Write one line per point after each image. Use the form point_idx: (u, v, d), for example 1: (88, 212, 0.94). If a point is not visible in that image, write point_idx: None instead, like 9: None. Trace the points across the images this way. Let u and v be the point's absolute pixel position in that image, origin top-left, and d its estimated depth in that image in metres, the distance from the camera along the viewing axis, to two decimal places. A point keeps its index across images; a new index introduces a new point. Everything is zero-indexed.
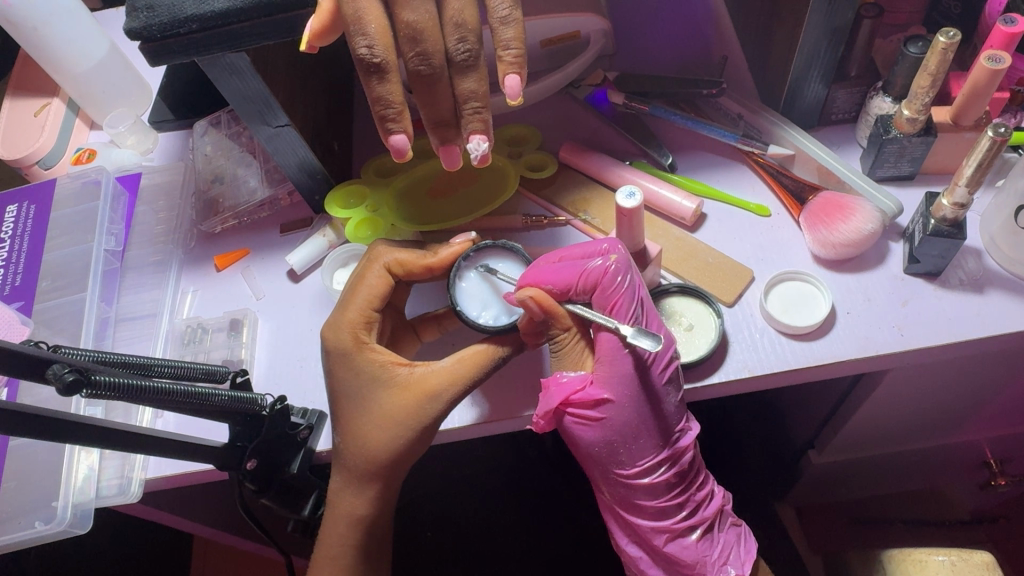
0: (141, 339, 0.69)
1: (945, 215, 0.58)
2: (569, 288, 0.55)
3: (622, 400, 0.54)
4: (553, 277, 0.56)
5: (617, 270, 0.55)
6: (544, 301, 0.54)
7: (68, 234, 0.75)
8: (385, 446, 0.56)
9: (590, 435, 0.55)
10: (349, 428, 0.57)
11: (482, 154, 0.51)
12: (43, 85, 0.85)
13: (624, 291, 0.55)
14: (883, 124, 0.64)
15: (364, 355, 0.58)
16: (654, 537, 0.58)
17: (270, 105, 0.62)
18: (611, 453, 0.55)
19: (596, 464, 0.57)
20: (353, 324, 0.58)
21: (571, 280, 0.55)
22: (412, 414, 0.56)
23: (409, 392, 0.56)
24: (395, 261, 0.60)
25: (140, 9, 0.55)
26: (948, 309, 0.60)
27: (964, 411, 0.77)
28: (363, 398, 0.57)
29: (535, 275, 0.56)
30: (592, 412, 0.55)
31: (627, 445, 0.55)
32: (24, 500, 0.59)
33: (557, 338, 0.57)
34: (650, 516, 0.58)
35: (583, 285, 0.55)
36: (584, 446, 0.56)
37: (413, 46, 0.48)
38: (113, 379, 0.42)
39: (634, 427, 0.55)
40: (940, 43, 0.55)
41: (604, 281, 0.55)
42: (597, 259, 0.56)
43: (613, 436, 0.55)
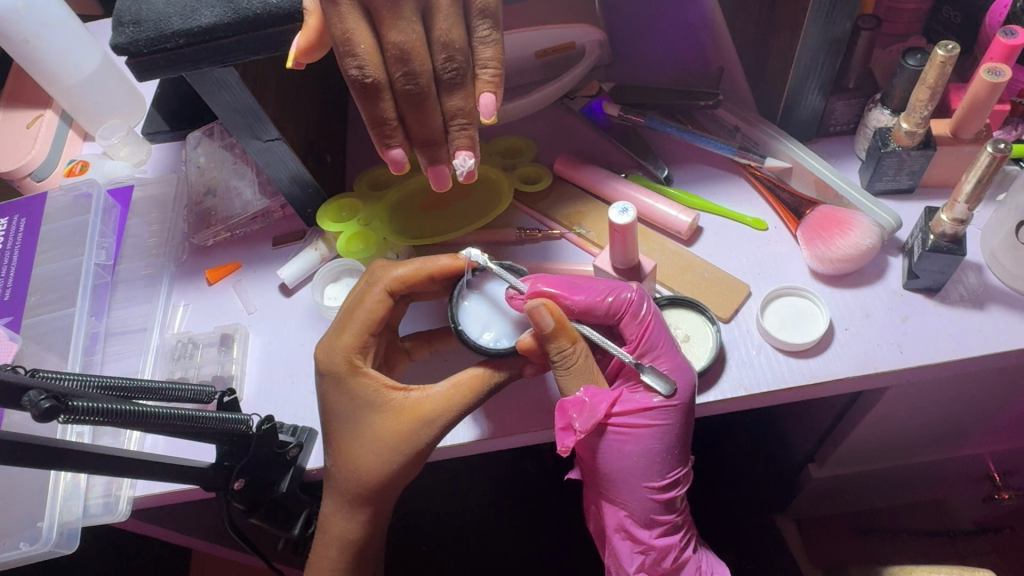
0: (130, 354, 0.69)
1: (945, 230, 0.57)
2: (589, 308, 0.56)
3: (670, 415, 0.54)
4: (574, 295, 0.56)
5: (642, 298, 0.56)
6: (553, 313, 0.52)
7: (58, 248, 0.74)
8: (378, 469, 0.55)
9: (624, 448, 0.55)
10: (342, 449, 0.56)
11: (469, 170, 0.50)
12: (36, 96, 0.85)
13: (652, 316, 0.56)
14: (882, 137, 0.62)
15: (358, 380, 0.56)
16: (661, 556, 0.58)
17: (260, 119, 0.61)
18: (645, 466, 0.55)
19: (622, 477, 0.56)
20: (346, 341, 0.56)
21: (593, 301, 0.56)
22: (406, 436, 0.55)
23: (403, 416, 0.55)
24: (393, 279, 0.58)
25: (127, 24, 0.55)
26: (947, 325, 0.58)
27: (967, 426, 0.75)
28: (354, 420, 0.56)
29: (554, 292, 0.56)
30: (631, 425, 0.54)
31: (667, 456, 0.55)
32: (11, 516, 0.59)
33: (564, 354, 0.53)
34: (660, 534, 0.57)
35: (604, 307, 0.56)
36: (613, 458, 0.55)
37: (401, 65, 0.47)
38: (92, 405, 0.41)
39: (672, 443, 0.55)
40: (938, 56, 0.54)
41: (632, 310, 0.55)
42: (619, 288, 0.56)
43: (657, 448, 0.54)
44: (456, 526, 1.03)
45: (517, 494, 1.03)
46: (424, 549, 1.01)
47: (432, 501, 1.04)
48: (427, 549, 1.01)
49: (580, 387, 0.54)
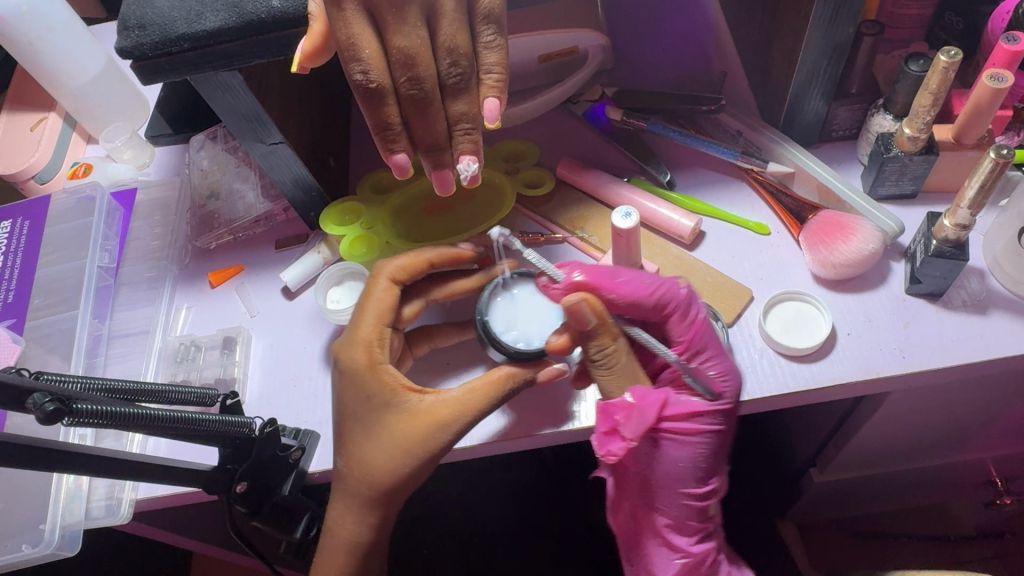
0: (133, 356, 0.69)
1: (947, 235, 0.57)
2: (635, 303, 0.55)
3: (715, 421, 0.55)
4: (620, 289, 0.55)
5: (690, 297, 0.55)
6: (592, 311, 0.52)
7: (61, 250, 0.74)
8: (391, 473, 0.55)
9: (670, 453, 0.55)
10: (354, 450, 0.56)
11: (473, 174, 0.50)
12: (40, 99, 0.86)
13: (700, 316, 0.56)
14: (885, 142, 0.63)
15: (377, 376, 0.56)
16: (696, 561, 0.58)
17: (264, 122, 0.61)
18: (689, 472, 0.55)
19: (664, 484, 0.56)
20: (363, 337, 0.58)
21: (640, 296, 0.55)
22: (420, 436, 0.55)
23: (418, 419, 0.55)
24: (397, 270, 0.61)
25: (132, 28, 0.55)
26: (950, 330, 0.59)
27: (969, 431, 0.75)
28: (368, 422, 0.56)
29: (599, 285, 0.55)
30: (678, 431, 0.54)
31: (709, 462, 0.55)
32: (13, 519, 0.59)
33: (605, 351, 0.54)
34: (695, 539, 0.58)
35: (649, 304, 0.55)
36: (659, 466, 0.55)
37: (406, 71, 0.47)
38: (96, 407, 0.41)
39: (714, 449, 0.56)
40: (941, 62, 0.54)
41: (680, 309, 0.55)
42: (668, 283, 0.56)
43: (702, 455, 0.55)
44: (458, 529, 1.03)
45: (518, 498, 1.03)
46: (425, 553, 1.01)
47: (433, 504, 1.04)
48: (428, 552, 1.01)
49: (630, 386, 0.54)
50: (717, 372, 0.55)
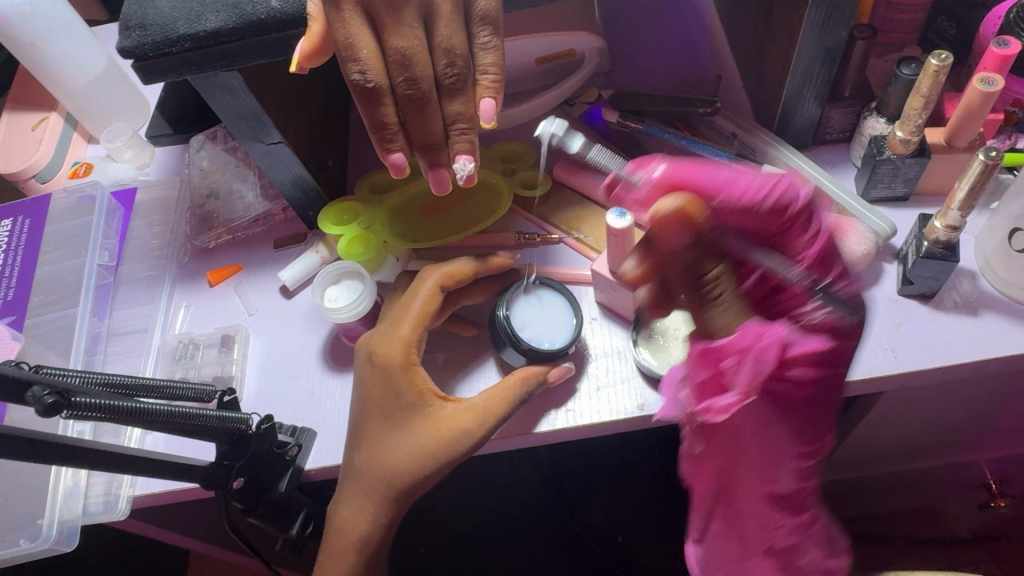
0: (132, 354, 0.69)
1: (939, 237, 0.57)
2: (746, 201, 0.46)
3: (835, 368, 0.48)
4: (727, 187, 0.47)
5: (816, 200, 0.47)
6: (697, 209, 0.47)
7: (61, 248, 0.75)
8: (409, 473, 0.56)
9: (778, 392, 0.48)
10: (372, 447, 0.57)
11: (469, 174, 0.50)
12: (42, 99, 0.86)
13: (821, 222, 0.47)
14: (877, 145, 0.63)
15: (409, 377, 0.57)
16: (798, 522, 0.53)
17: (263, 123, 0.62)
18: (800, 421, 0.49)
19: (767, 431, 0.49)
20: (403, 338, 0.58)
21: (751, 196, 0.46)
22: (440, 440, 0.56)
23: (442, 424, 0.56)
24: (444, 276, 0.61)
25: (134, 28, 0.56)
26: (940, 331, 0.59)
27: (962, 432, 0.76)
28: (392, 421, 0.57)
29: (702, 181, 0.47)
30: (794, 376, 0.47)
31: (818, 408, 0.49)
32: (11, 514, 0.59)
33: (715, 280, 0.48)
34: (800, 499, 0.52)
35: (760, 212, 0.46)
36: (760, 411, 0.49)
37: (403, 71, 0.48)
38: (95, 401, 0.42)
39: (826, 396, 0.49)
40: (931, 66, 0.55)
41: (799, 212, 0.46)
42: (787, 180, 0.47)
43: (815, 400, 0.49)
44: None
45: None
46: None
47: None
48: None
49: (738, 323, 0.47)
50: (849, 312, 0.48)
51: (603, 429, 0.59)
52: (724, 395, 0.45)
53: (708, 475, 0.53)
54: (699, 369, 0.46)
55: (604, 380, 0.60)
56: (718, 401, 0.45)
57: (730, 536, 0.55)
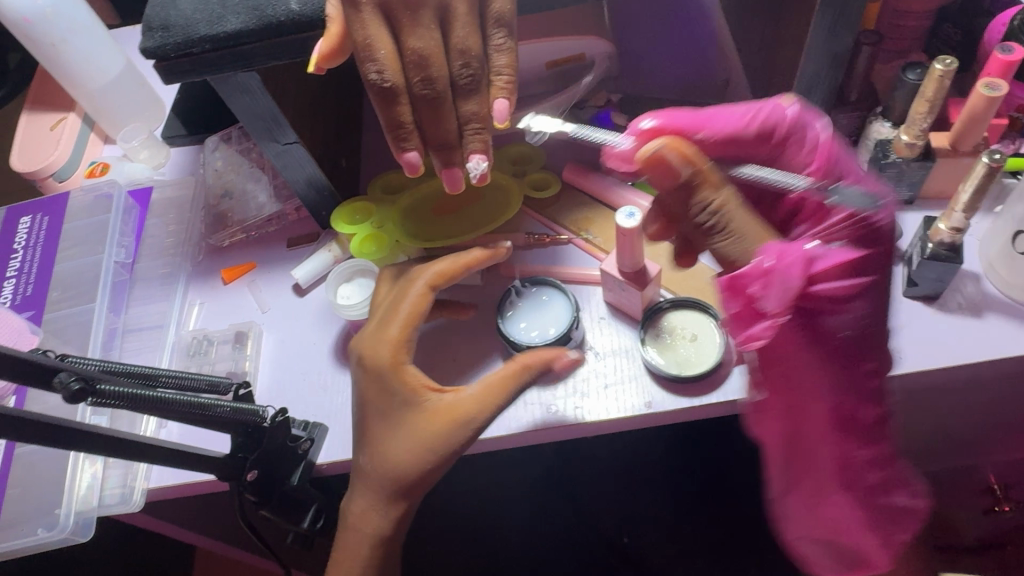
0: (147, 350, 0.70)
1: (943, 239, 0.58)
2: (732, 135, 0.52)
3: (871, 279, 0.47)
4: (711, 124, 0.52)
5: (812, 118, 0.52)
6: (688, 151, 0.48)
7: (79, 246, 0.76)
8: (411, 468, 0.56)
9: (828, 311, 0.46)
10: (374, 445, 0.58)
11: (482, 173, 0.52)
12: (60, 100, 0.88)
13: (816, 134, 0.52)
14: (883, 148, 0.64)
15: (400, 375, 0.58)
16: (874, 454, 0.50)
17: (279, 122, 0.63)
18: (857, 335, 0.47)
19: (826, 356, 0.47)
20: (392, 338, 0.59)
21: (736, 130, 0.52)
22: (438, 432, 0.55)
23: (438, 417, 0.56)
24: (434, 275, 0.61)
25: (156, 29, 0.57)
26: (946, 332, 0.60)
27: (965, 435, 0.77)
28: (391, 419, 0.58)
29: (676, 126, 0.52)
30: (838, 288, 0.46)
31: (873, 319, 0.47)
32: (29, 505, 0.60)
33: (710, 201, 0.47)
34: (864, 429, 0.49)
35: (747, 134, 0.52)
36: (814, 333, 0.47)
37: (419, 71, 0.49)
38: (118, 389, 0.43)
39: (875, 307, 0.47)
40: (936, 71, 0.56)
41: (789, 134, 0.52)
42: (776, 110, 0.52)
43: (868, 309, 0.47)
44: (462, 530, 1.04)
45: None
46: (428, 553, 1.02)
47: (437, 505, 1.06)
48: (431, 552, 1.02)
49: (759, 247, 0.46)
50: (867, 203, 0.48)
51: (612, 426, 0.60)
52: (759, 322, 0.44)
53: (788, 435, 0.50)
54: (730, 302, 0.46)
55: (613, 378, 0.61)
56: (755, 328, 0.44)
57: (848, 508, 0.52)
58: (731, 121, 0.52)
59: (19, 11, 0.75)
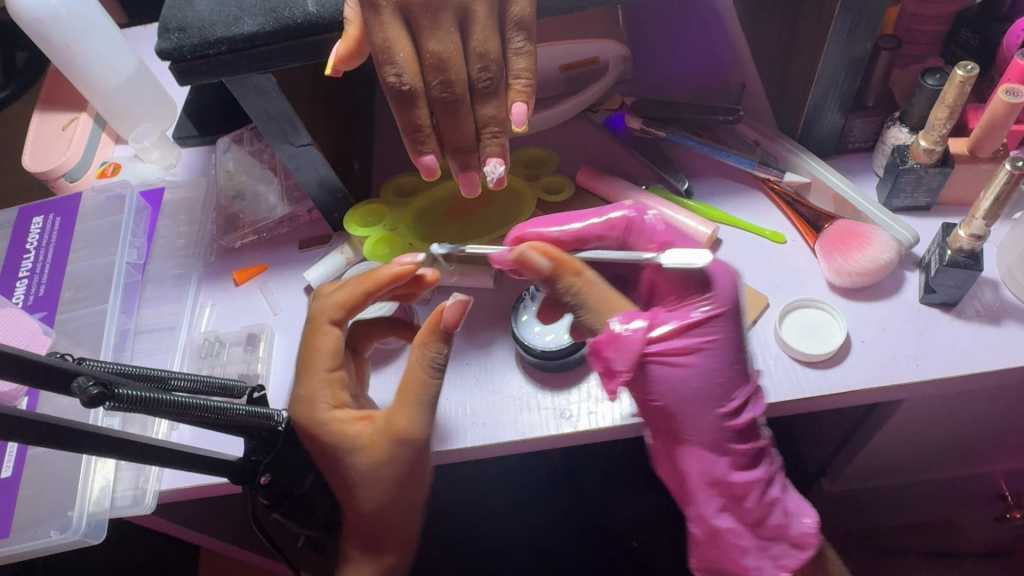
0: (159, 352, 0.70)
1: (962, 246, 0.58)
2: (583, 233, 0.59)
3: (716, 324, 0.54)
4: (562, 225, 0.59)
5: (640, 212, 0.58)
6: (550, 249, 0.54)
7: (91, 246, 0.76)
8: (379, 501, 0.60)
9: (675, 372, 0.53)
10: (340, 490, 0.60)
11: (499, 176, 0.51)
12: (73, 100, 0.88)
13: (655, 223, 0.58)
14: (901, 155, 0.64)
15: (325, 426, 0.57)
16: (746, 487, 0.54)
17: (294, 124, 0.63)
18: (707, 388, 0.53)
19: (682, 408, 0.53)
20: (307, 395, 0.58)
21: (582, 229, 0.59)
22: (389, 459, 0.58)
23: (377, 447, 0.57)
24: (335, 308, 0.59)
25: (173, 30, 0.57)
26: (964, 340, 0.59)
27: (979, 442, 0.76)
28: (336, 469, 0.59)
29: (539, 230, 0.59)
30: (677, 349, 0.54)
31: (724, 374, 0.53)
32: (42, 507, 0.60)
33: (573, 288, 0.54)
34: (731, 465, 0.54)
35: (597, 227, 0.58)
36: (669, 392, 0.53)
37: (438, 74, 0.49)
38: (134, 393, 0.42)
39: (727, 356, 0.54)
40: (958, 77, 0.55)
41: (632, 227, 0.58)
42: (613, 209, 0.59)
43: (712, 365, 0.53)
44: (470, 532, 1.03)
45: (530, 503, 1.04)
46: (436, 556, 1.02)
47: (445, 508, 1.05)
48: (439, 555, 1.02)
49: (611, 317, 0.53)
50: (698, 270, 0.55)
51: (626, 431, 0.60)
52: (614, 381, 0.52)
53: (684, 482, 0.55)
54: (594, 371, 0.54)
55: None
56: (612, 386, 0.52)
57: (732, 546, 0.55)
58: (587, 224, 0.59)
59: (33, 10, 0.75)
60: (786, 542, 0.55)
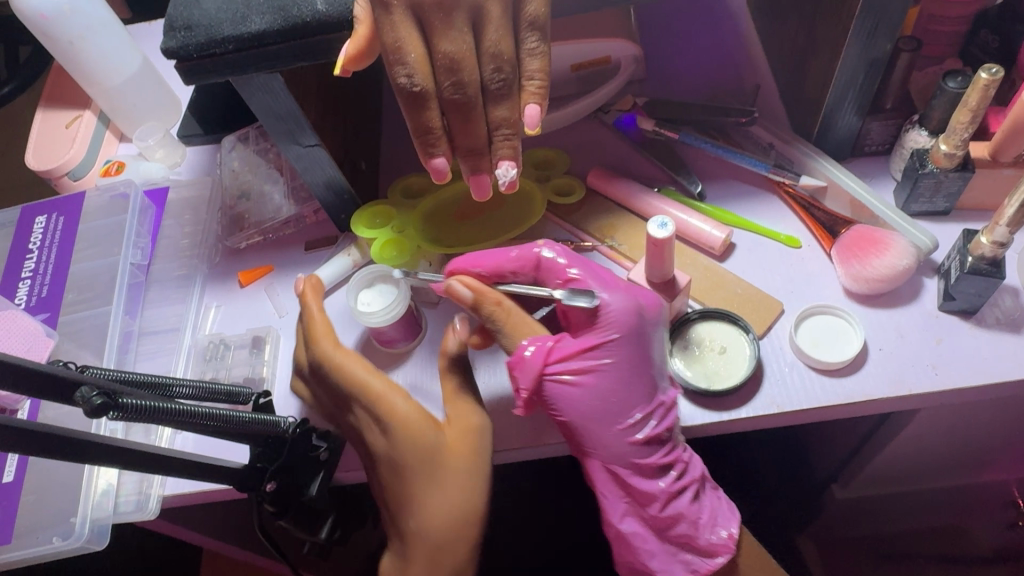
0: (163, 354, 0.69)
1: (984, 253, 0.56)
2: (501, 268, 0.60)
3: (615, 346, 0.55)
4: (482, 261, 0.60)
5: (547, 248, 0.59)
6: (474, 283, 0.58)
7: (95, 247, 0.75)
8: (465, 505, 0.56)
9: (571, 392, 0.55)
10: (416, 509, 0.56)
11: (511, 180, 0.51)
12: (77, 97, 0.87)
13: (564, 257, 0.59)
14: (920, 158, 0.62)
15: (394, 428, 0.56)
16: (649, 500, 0.55)
17: (301, 125, 0.62)
18: (602, 407, 0.54)
19: (580, 426, 0.55)
20: (371, 392, 0.57)
21: (498, 264, 0.60)
22: (477, 442, 0.56)
23: (454, 442, 0.56)
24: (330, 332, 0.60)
25: (179, 29, 0.56)
26: (985, 349, 0.58)
27: (993, 450, 0.75)
28: (419, 480, 0.56)
29: (465, 268, 0.60)
30: (573, 370, 0.55)
31: (619, 393, 0.54)
32: (44, 513, 0.59)
33: (493, 317, 0.57)
34: (632, 478, 0.55)
35: (513, 262, 0.60)
36: (567, 411, 0.55)
37: (450, 75, 0.48)
38: (139, 402, 0.41)
39: (625, 375, 0.55)
40: (981, 79, 0.54)
41: (543, 263, 0.59)
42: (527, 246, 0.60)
43: (608, 386, 0.54)
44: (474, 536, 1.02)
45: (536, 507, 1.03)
46: None
47: None
48: None
49: (523, 341, 0.57)
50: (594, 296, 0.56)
51: None
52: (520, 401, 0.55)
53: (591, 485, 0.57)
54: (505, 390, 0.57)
55: None
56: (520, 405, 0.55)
57: (637, 549, 0.55)
58: (503, 258, 0.60)
59: (36, 7, 0.74)
60: (696, 549, 0.56)
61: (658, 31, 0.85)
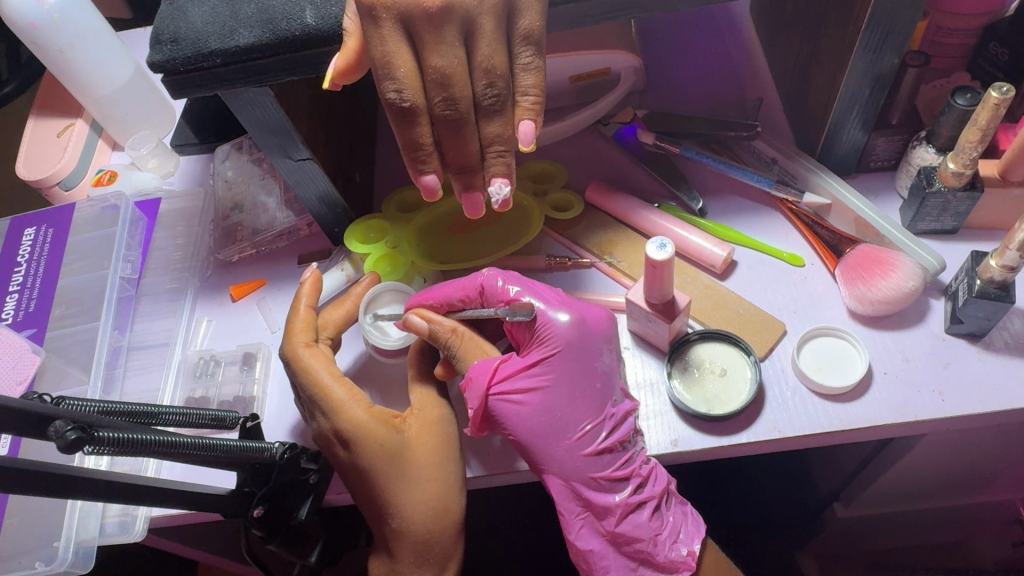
0: (152, 369, 0.68)
1: (993, 276, 0.54)
2: (451, 300, 0.60)
3: (558, 361, 0.54)
4: (435, 294, 0.61)
5: (489, 272, 0.59)
6: (428, 313, 0.59)
7: (84, 260, 0.73)
8: (443, 494, 0.55)
9: (518, 409, 0.53)
10: (393, 505, 0.55)
11: (504, 198, 0.49)
12: (69, 105, 0.86)
13: (507, 281, 0.58)
14: (927, 176, 0.61)
15: (356, 429, 0.55)
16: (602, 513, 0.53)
17: (293, 139, 0.61)
18: (548, 422, 0.53)
19: (529, 443, 0.53)
20: (333, 402, 0.56)
21: (448, 295, 0.60)
22: (443, 434, 0.56)
23: (420, 435, 0.56)
24: (303, 334, 0.60)
25: (165, 41, 0.54)
26: (993, 373, 0.56)
27: (999, 471, 0.73)
28: (388, 477, 0.55)
29: (422, 304, 0.61)
30: (519, 388, 0.54)
31: (564, 408, 0.53)
32: (27, 536, 0.58)
33: (449, 345, 0.58)
34: (585, 492, 0.53)
35: (463, 292, 0.59)
36: (514, 428, 0.53)
37: (441, 91, 0.46)
38: (117, 435, 0.40)
39: (570, 389, 0.54)
40: (991, 98, 0.52)
41: (487, 288, 0.59)
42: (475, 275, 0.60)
43: (554, 402, 0.53)
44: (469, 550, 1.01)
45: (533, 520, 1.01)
46: None
47: None
48: None
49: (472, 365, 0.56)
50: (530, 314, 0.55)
51: None
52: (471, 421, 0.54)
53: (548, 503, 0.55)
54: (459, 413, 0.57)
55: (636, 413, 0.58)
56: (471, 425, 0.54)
57: (594, 565, 0.53)
58: (453, 288, 0.60)
59: (26, 15, 0.73)
60: (655, 566, 0.53)
61: (659, 41, 0.83)
